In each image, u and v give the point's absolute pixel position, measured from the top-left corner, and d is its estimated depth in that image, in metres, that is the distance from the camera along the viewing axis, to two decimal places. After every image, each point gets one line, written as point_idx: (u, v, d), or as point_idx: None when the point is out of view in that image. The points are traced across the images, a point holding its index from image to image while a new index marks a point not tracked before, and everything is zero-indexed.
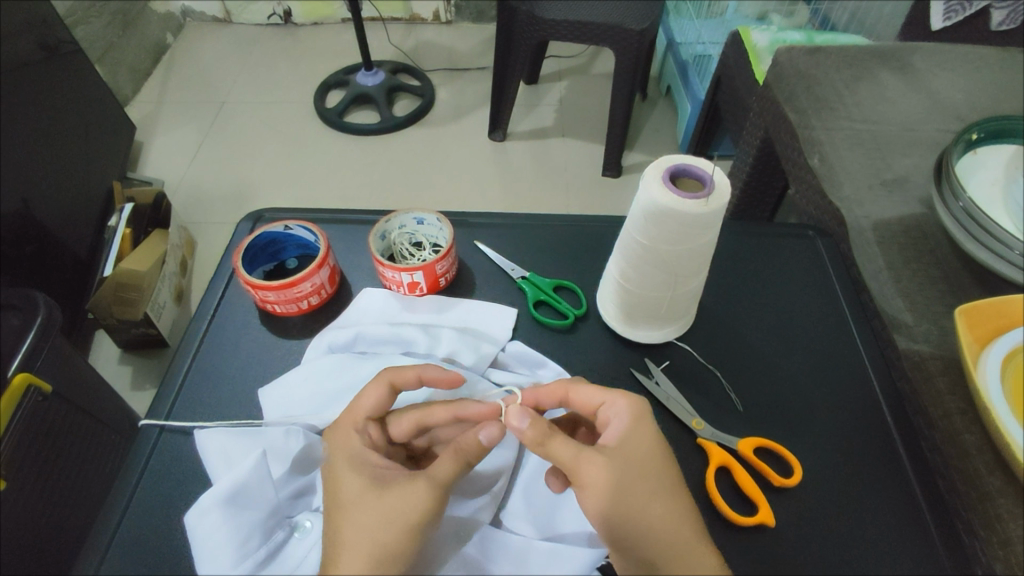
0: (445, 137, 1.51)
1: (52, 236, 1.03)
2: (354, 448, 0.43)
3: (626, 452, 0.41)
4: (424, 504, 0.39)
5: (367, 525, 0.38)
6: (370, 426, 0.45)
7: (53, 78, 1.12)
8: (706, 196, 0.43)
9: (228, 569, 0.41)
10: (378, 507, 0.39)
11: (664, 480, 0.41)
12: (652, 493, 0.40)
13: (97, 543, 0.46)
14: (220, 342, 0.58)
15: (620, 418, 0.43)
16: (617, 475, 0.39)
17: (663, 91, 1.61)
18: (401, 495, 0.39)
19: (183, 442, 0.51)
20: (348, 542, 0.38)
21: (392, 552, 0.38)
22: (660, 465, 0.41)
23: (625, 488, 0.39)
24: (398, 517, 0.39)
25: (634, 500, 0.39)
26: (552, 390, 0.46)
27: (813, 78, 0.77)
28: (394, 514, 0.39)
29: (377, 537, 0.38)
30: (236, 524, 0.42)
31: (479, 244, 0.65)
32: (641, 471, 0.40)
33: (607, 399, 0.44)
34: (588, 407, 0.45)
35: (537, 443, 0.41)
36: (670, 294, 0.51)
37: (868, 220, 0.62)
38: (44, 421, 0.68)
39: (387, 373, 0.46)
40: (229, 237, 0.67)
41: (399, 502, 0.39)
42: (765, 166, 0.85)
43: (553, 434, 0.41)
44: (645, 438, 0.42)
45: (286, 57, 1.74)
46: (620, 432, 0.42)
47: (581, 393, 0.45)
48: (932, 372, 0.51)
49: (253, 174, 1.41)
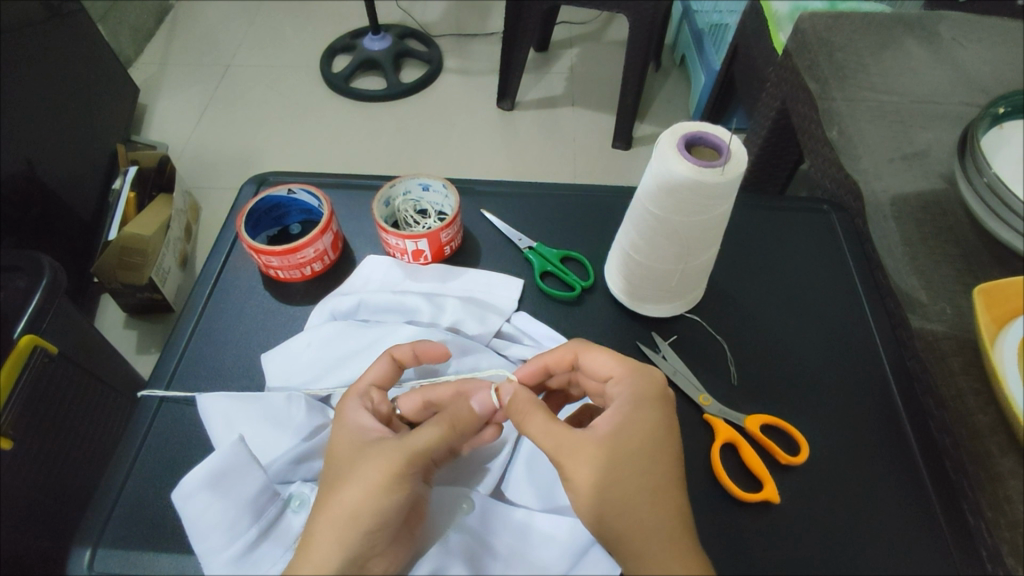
0: (453, 104, 1.47)
1: (55, 197, 1.03)
2: (348, 413, 0.42)
3: (616, 437, 0.39)
4: (374, 493, 0.37)
5: (328, 526, 0.37)
6: (372, 390, 0.44)
7: (58, 36, 1.10)
8: (723, 165, 0.41)
9: (220, 546, 0.41)
10: (334, 503, 0.38)
11: (654, 472, 0.38)
12: (639, 477, 0.38)
13: (100, 506, 0.46)
14: (222, 307, 0.57)
15: (621, 401, 0.41)
16: (600, 471, 0.38)
17: (677, 61, 1.57)
18: (358, 484, 0.38)
19: (185, 410, 0.51)
20: (332, 507, 0.37)
21: (362, 516, 0.37)
22: (652, 455, 0.39)
23: (610, 481, 0.38)
24: (349, 510, 0.37)
25: (618, 496, 0.37)
26: (563, 353, 0.45)
27: (836, 45, 0.74)
28: (347, 511, 0.37)
29: (356, 504, 0.37)
30: (225, 502, 0.42)
31: (485, 213, 0.64)
32: (630, 460, 0.38)
33: (614, 374, 0.43)
34: (598, 376, 0.44)
35: (518, 413, 0.41)
36: (680, 267, 0.49)
37: (886, 194, 0.61)
38: (50, 382, 0.68)
39: (388, 348, 0.47)
40: (233, 201, 0.66)
41: (352, 494, 0.38)
42: (781, 139, 0.83)
43: (531, 412, 0.41)
44: (642, 422, 0.40)
45: (293, 19, 1.71)
46: (618, 417, 0.40)
47: (592, 359, 0.44)
48: (946, 351, 0.50)
49: (257, 139, 1.39)
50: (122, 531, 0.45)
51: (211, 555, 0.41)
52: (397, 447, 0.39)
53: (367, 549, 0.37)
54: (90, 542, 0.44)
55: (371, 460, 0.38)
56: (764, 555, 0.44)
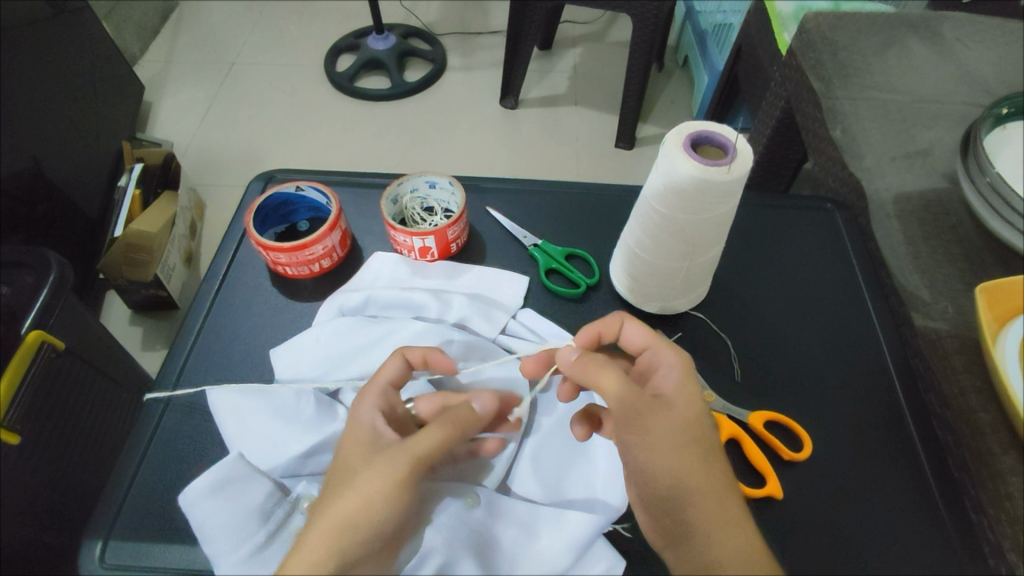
0: (456, 102, 1.48)
1: (61, 194, 1.03)
2: (362, 414, 0.42)
3: (675, 402, 0.40)
4: (377, 499, 0.37)
5: (324, 532, 0.36)
6: (388, 390, 0.44)
7: (62, 34, 1.10)
8: (729, 164, 0.42)
9: (227, 548, 0.41)
10: (333, 510, 0.37)
11: (705, 441, 0.39)
12: (695, 441, 0.39)
13: (111, 500, 0.46)
14: (231, 303, 0.58)
15: (672, 364, 0.42)
16: (668, 434, 0.38)
17: (680, 61, 1.58)
18: (356, 494, 0.37)
19: (194, 405, 0.51)
20: (331, 512, 0.37)
21: (359, 523, 0.36)
22: (702, 423, 0.40)
23: (669, 445, 0.38)
24: (347, 516, 0.36)
25: (678, 459, 0.38)
26: (608, 322, 0.46)
27: (840, 44, 0.74)
28: (346, 515, 0.36)
29: (354, 510, 0.36)
30: (234, 492, 0.43)
31: (491, 210, 0.64)
32: (687, 427, 0.39)
33: (650, 344, 0.44)
34: (634, 347, 0.45)
35: (588, 372, 0.41)
36: (686, 265, 0.50)
37: (889, 193, 0.61)
38: (57, 377, 0.68)
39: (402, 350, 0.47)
40: (240, 198, 0.67)
41: (352, 503, 0.37)
42: (785, 139, 0.83)
43: (600, 369, 0.41)
44: (689, 391, 0.41)
45: (297, 17, 1.71)
46: (674, 382, 0.41)
47: (630, 332, 0.45)
48: (948, 350, 0.50)
49: (262, 137, 1.39)
50: (133, 525, 0.45)
51: (219, 556, 0.41)
52: (407, 450, 0.38)
53: (360, 556, 0.36)
54: (101, 534, 0.45)
55: (378, 465, 0.38)
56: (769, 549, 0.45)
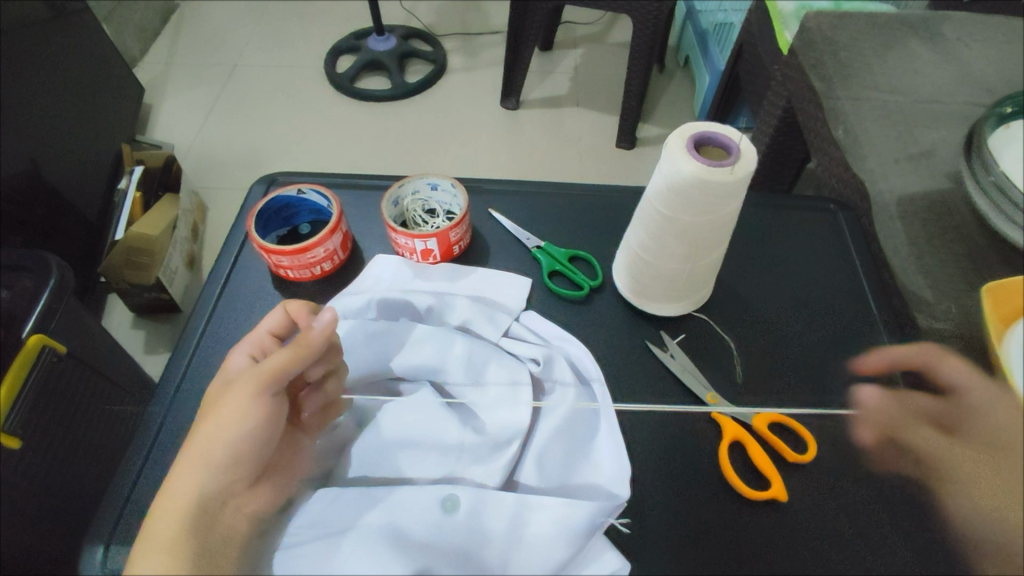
0: (457, 103, 1.48)
1: (61, 197, 1.03)
2: (233, 358, 0.47)
3: (971, 425, 0.41)
4: (230, 427, 0.42)
5: (183, 465, 0.41)
6: (267, 339, 0.48)
7: (61, 37, 1.10)
8: (732, 165, 0.42)
9: None
10: (195, 442, 0.41)
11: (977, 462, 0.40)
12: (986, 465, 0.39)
13: (112, 504, 0.46)
14: (233, 307, 0.57)
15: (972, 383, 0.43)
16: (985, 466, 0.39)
17: (681, 62, 1.57)
18: (213, 420, 0.42)
19: (195, 408, 0.51)
20: (195, 443, 0.41)
21: (214, 449, 0.41)
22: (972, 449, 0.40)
23: (994, 477, 0.39)
24: (205, 445, 0.41)
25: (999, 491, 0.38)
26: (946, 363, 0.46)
27: (842, 44, 0.74)
28: (203, 451, 0.41)
29: (209, 437, 0.41)
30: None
31: (493, 212, 0.64)
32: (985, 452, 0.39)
33: (963, 378, 0.44)
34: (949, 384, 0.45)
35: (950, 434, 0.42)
36: (689, 266, 0.49)
37: (892, 194, 0.61)
38: (60, 381, 0.68)
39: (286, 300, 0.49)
40: (242, 200, 0.66)
41: (214, 430, 0.41)
42: (787, 139, 0.83)
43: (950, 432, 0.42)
44: (969, 411, 0.42)
45: (298, 18, 1.71)
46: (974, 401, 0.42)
47: (953, 369, 0.45)
48: (952, 350, 0.50)
49: (262, 139, 1.39)
50: (135, 530, 0.45)
51: None
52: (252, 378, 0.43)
53: (224, 487, 0.41)
54: (102, 539, 0.45)
55: (225, 401, 0.43)
56: (774, 552, 0.44)
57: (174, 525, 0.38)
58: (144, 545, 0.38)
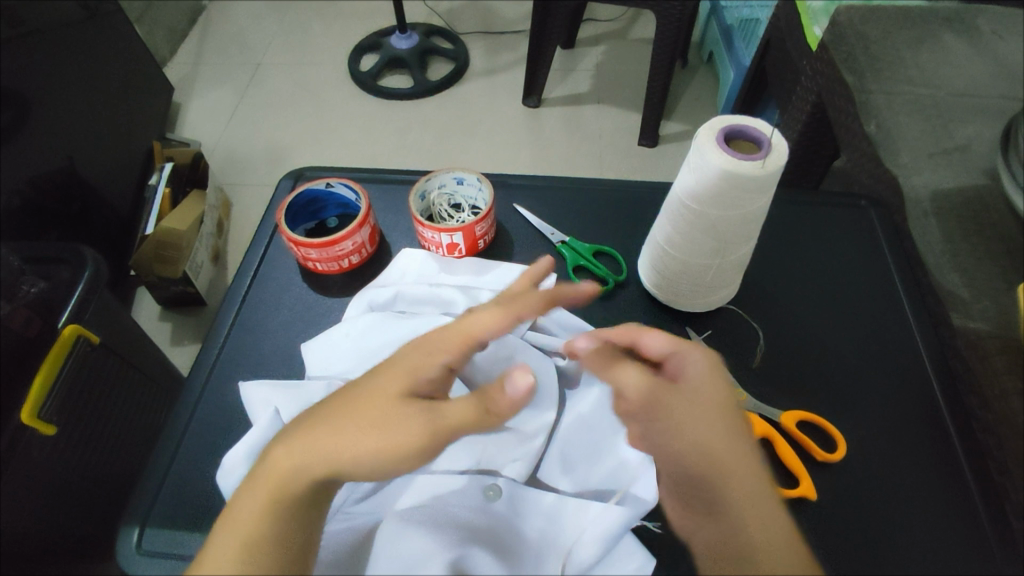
0: (478, 101, 1.48)
1: (94, 193, 1.06)
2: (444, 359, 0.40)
3: None
4: (372, 464, 0.37)
5: (300, 458, 0.36)
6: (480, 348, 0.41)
7: (95, 35, 1.13)
8: (763, 158, 0.41)
9: None
10: (332, 448, 0.36)
11: None
12: None
13: (146, 489, 0.48)
14: (263, 298, 0.58)
15: None
16: None
17: (705, 58, 1.56)
18: (366, 444, 0.36)
19: (227, 397, 0.52)
20: (325, 445, 0.36)
21: (339, 470, 0.36)
22: None
23: None
24: (335, 463, 0.36)
25: None
26: None
27: (874, 38, 0.73)
28: (338, 454, 0.36)
29: (351, 456, 0.36)
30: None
31: (518, 207, 0.64)
32: None
33: None
34: None
35: None
36: (716, 261, 0.49)
37: (926, 190, 0.60)
38: (92, 371, 0.70)
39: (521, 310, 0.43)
40: (272, 194, 0.68)
41: (356, 448, 0.36)
42: (815, 135, 0.81)
43: None
44: None
45: (322, 18, 1.73)
46: None
47: None
48: (990, 351, 0.48)
49: (287, 136, 1.41)
50: (168, 514, 0.46)
51: None
52: (426, 429, 0.37)
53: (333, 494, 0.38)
54: (138, 522, 0.46)
55: (395, 426, 0.37)
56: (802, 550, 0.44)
57: (263, 505, 0.36)
58: (232, 520, 0.36)
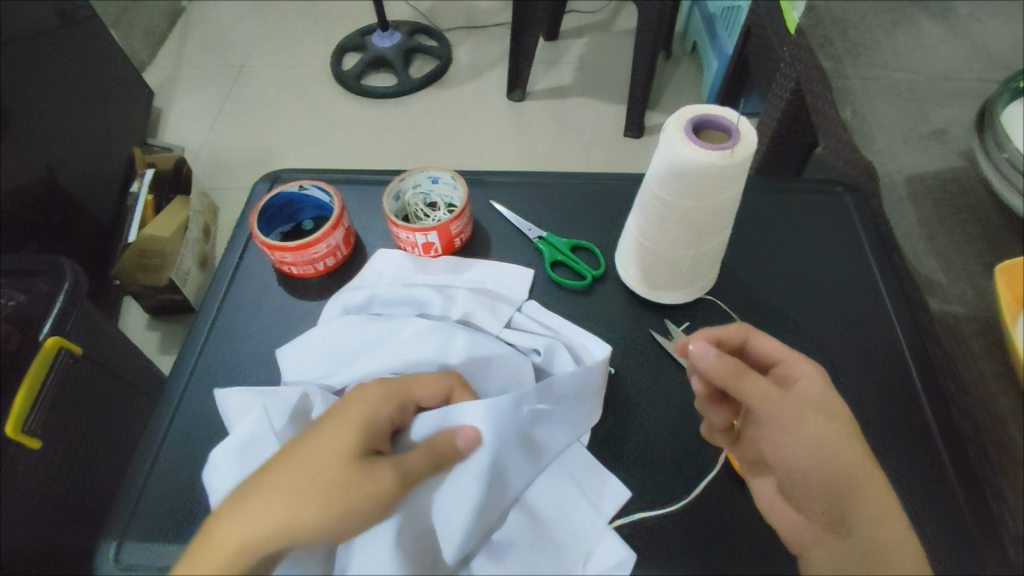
0: (462, 98, 1.47)
1: (74, 202, 1.05)
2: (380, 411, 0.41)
3: None
4: (331, 521, 0.38)
5: (249, 518, 0.37)
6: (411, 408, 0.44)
7: (71, 42, 1.11)
8: (732, 148, 0.41)
9: None
10: (280, 508, 0.37)
11: None
12: None
13: (125, 501, 0.47)
14: (239, 304, 0.58)
15: None
16: None
17: (688, 48, 1.55)
18: (315, 504, 0.37)
19: (204, 405, 0.52)
20: (269, 510, 0.37)
21: (301, 531, 0.37)
22: None
23: None
24: (285, 525, 0.37)
25: None
26: None
27: (849, 22, 0.72)
28: (290, 516, 0.37)
29: (306, 515, 0.37)
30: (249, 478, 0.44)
31: (495, 204, 0.64)
32: None
33: None
34: None
35: None
36: (691, 253, 0.49)
37: (901, 175, 0.60)
38: (75, 382, 0.69)
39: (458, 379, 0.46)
40: (247, 198, 0.67)
41: (300, 509, 0.37)
42: (795, 122, 0.81)
43: None
44: None
45: (303, 17, 1.72)
46: None
47: None
48: (966, 334, 0.49)
49: (271, 139, 1.40)
50: (147, 525, 0.46)
51: None
52: (393, 482, 0.39)
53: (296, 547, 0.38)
54: (116, 534, 0.46)
55: (333, 474, 0.38)
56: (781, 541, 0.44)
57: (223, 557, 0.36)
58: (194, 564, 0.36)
